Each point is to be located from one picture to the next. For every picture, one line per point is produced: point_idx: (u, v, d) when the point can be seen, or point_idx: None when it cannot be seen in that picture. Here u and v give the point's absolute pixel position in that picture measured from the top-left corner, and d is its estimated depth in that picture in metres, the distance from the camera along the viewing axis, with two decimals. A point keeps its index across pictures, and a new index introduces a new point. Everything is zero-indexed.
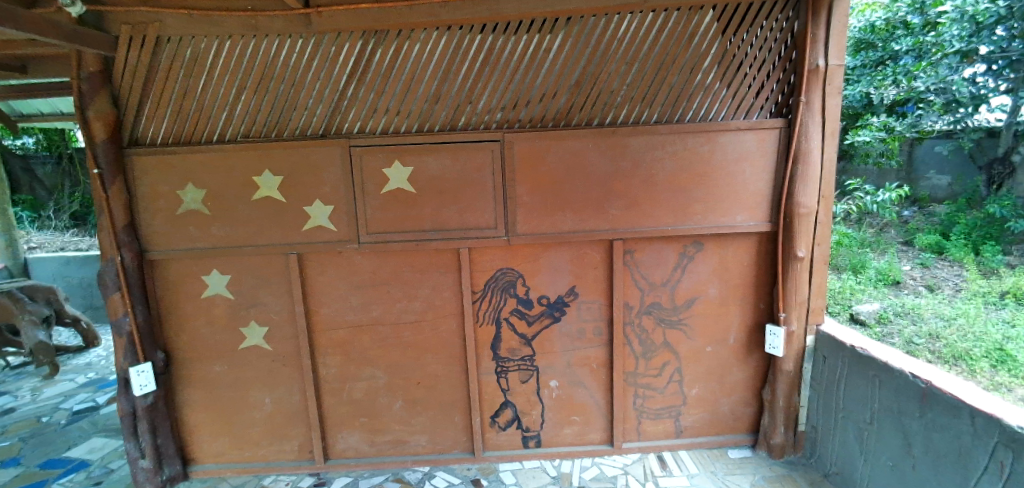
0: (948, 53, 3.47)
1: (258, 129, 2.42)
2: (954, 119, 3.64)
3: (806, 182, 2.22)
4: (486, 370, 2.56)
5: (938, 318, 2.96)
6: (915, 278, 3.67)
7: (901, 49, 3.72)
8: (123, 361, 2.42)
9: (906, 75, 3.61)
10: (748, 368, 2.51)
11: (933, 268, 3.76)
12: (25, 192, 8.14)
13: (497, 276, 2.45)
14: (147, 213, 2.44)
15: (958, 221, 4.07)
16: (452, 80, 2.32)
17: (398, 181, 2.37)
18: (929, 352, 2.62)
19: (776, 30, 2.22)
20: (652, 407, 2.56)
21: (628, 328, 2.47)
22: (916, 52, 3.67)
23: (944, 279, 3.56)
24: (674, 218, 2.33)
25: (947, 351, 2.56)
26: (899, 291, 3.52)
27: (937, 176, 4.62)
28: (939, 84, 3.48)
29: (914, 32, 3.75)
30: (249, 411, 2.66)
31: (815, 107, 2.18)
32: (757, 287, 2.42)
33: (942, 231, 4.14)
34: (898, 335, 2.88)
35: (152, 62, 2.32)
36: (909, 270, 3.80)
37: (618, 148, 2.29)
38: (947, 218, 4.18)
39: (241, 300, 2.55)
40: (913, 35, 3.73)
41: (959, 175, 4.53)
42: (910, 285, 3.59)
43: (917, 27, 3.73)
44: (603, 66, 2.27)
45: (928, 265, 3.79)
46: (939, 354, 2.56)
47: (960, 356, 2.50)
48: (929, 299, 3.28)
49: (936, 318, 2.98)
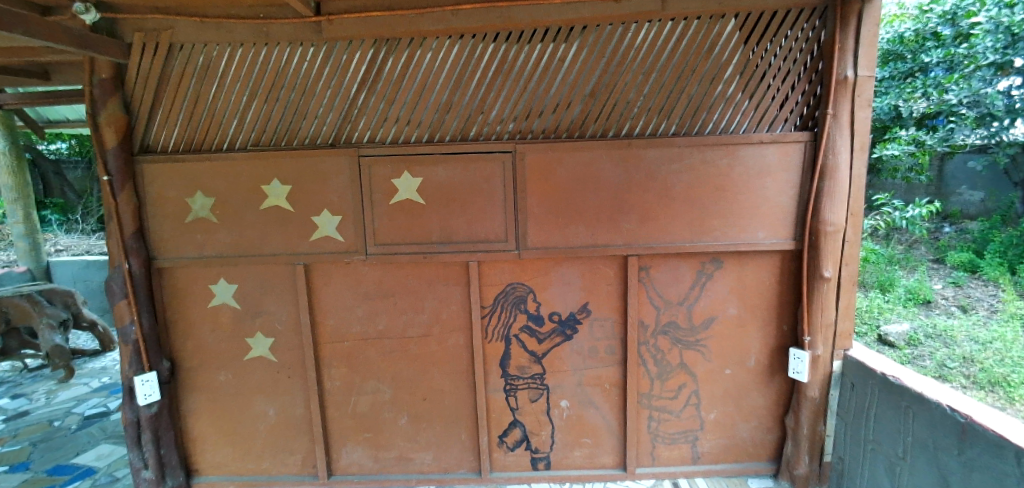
0: (981, 66, 3.31)
1: (268, 137, 2.40)
2: (989, 134, 3.40)
3: (834, 198, 2.08)
4: (495, 388, 2.47)
5: (973, 341, 2.79)
6: (947, 298, 3.49)
7: (931, 61, 3.58)
8: (128, 370, 2.40)
9: (938, 88, 3.50)
10: (770, 393, 2.38)
11: (966, 287, 3.58)
12: (55, 195, 8.07)
13: (507, 290, 2.38)
14: (156, 220, 2.43)
15: (992, 238, 3.87)
16: (464, 89, 2.27)
17: (407, 191, 2.32)
18: (963, 376, 2.47)
19: (802, 40, 2.12)
20: (667, 431, 2.45)
21: (642, 347, 2.36)
22: (946, 64, 3.54)
23: (978, 299, 3.38)
24: (692, 233, 2.23)
25: (983, 376, 2.41)
26: (930, 311, 3.33)
27: (970, 192, 4.40)
28: (971, 97, 3.33)
29: (945, 43, 3.60)
30: (252, 422, 2.62)
31: (843, 120, 2.06)
32: (780, 308, 2.29)
33: (976, 248, 3.94)
34: (929, 357, 2.71)
35: (165, 69, 2.33)
36: (941, 289, 3.62)
37: (632, 160, 2.21)
38: (980, 236, 3.98)
39: (247, 309, 2.51)
40: (944, 46, 3.59)
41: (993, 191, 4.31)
42: (942, 305, 3.41)
43: (948, 39, 3.59)
44: (619, 76, 2.20)
45: (961, 284, 3.61)
46: (974, 379, 2.42)
47: (997, 382, 2.36)
48: (963, 321, 3.10)
49: (970, 341, 2.81)
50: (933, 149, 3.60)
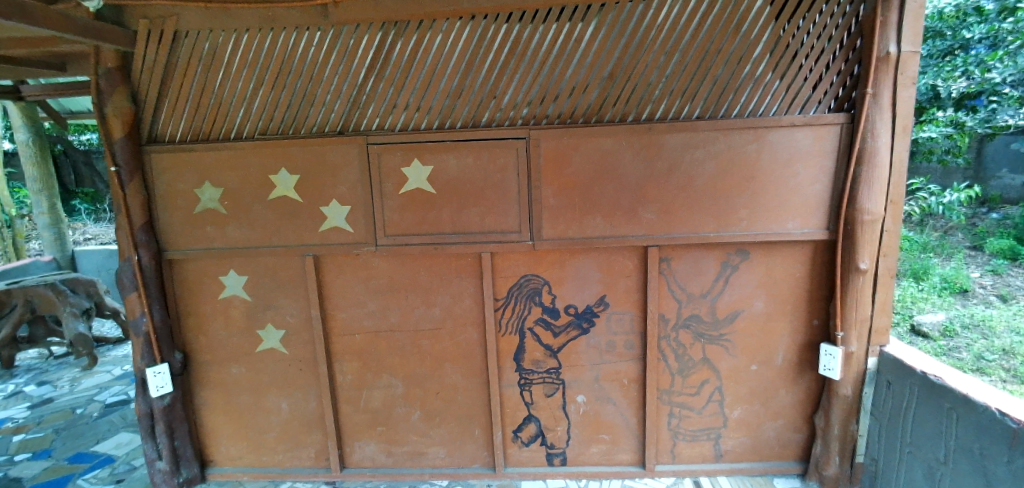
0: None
1: (275, 126, 2.33)
2: None
3: (873, 185, 1.93)
4: (509, 383, 2.40)
5: (1013, 332, 2.65)
6: (986, 287, 3.30)
7: (973, 37, 3.35)
8: (141, 361, 2.40)
9: (980, 66, 3.27)
10: (798, 390, 2.26)
11: (1006, 275, 3.41)
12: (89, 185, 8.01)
13: (521, 283, 2.29)
14: (165, 212, 2.40)
15: None
16: (476, 74, 2.17)
17: (417, 181, 2.24)
18: (1003, 370, 2.39)
19: (839, 14, 1.97)
20: (688, 429, 2.35)
21: (663, 342, 2.27)
22: (990, 40, 3.29)
23: (1019, 288, 3.18)
24: (717, 224, 2.11)
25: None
26: (967, 301, 3.17)
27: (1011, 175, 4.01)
28: (1019, 75, 3.08)
29: (989, 18, 3.30)
30: (265, 415, 2.60)
31: (884, 101, 1.89)
32: (810, 302, 2.17)
33: (1017, 234, 3.67)
34: (966, 349, 2.62)
35: (170, 57, 2.28)
36: (979, 277, 3.46)
37: (654, 147, 2.09)
38: (1020, 220, 3.67)
39: (258, 302, 2.48)
40: (987, 21, 3.30)
41: None
42: (980, 294, 3.23)
43: (992, 13, 3.28)
44: (639, 57, 2.08)
45: (1001, 272, 3.44)
46: (1014, 372, 2.34)
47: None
48: (1002, 311, 2.93)
49: (1010, 332, 2.66)
50: (972, 132, 3.32)
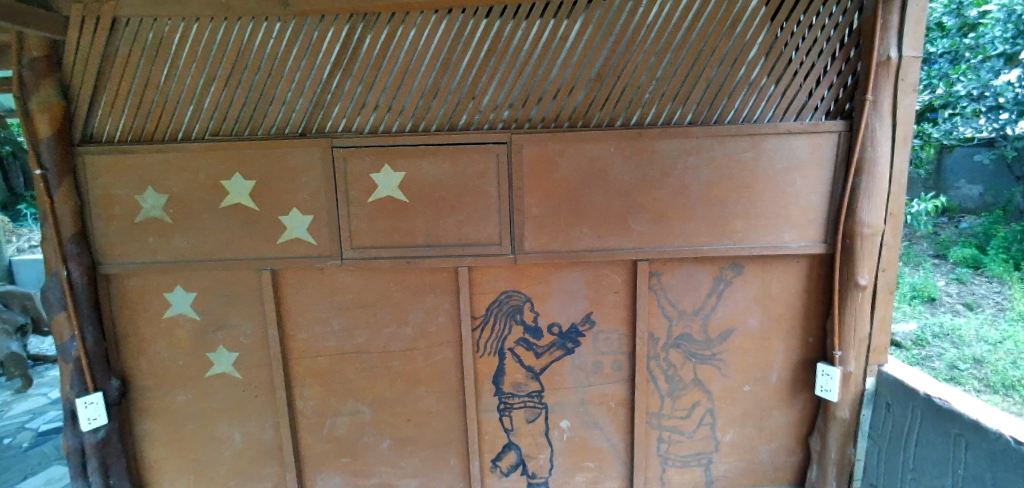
0: (991, 56, 3.04)
1: (229, 126, 2.11)
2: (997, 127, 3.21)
3: (873, 196, 1.84)
4: (488, 408, 2.21)
5: (983, 341, 2.63)
6: (952, 295, 3.31)
7: (934, 52, 3.33)
8: (70, 391, 2.12)
9: (943, 79, 3.26)
10: (793, 412, 2.14)
11: (970, 284, 3.40)
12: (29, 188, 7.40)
13: (501, 299, 2.11)
14: (102, 221, 2.14)
15: (994, 234, 3.65)
16: (452, 72, 2.00)
17: (388, 188, 2.04)
18: (976, 379, 2.35)
19: (835, 18, 1.88)
20: (678, 454, 2.20)
21: (652, 362, 2.12)
22: (951, 55, 3.26)
23: (984, 297, 3.20)
24: (709, 236, 1.98)
25: (996, 379, 2.30)
26: (935, 310, 3.16)
27: (968, 186, 4.14)
28: (981, 89, 3.08)
29: (949, 34, 3.28)
30: (216, 446, 2.34)
31: (884, 108, 1.81)
32: (806, 319, 2.05)
33: (978, 244, 3.74)
34: (938, 358, 2.59)
35: (108, 47, 2.03)
36: (945, 286, 3.45)
37: (643, 154, 1.95)
38: (982, 230, 3.77)
39: (209, 321, 2.23)
40: (949, 37, 3.29)
41: (992, 185, 4.02)
42: (947, 302, 3.22)
43: (953, 29, 3.27)
44: (628, 58, 1.95)
45: (965, 281, 3.43)
46: (986, 382, 2.31)
47: (1013, 385, 2.24)
48: (970, 320, 2.93)
49: (980, 341, 2.65)
50: (936, 141, 3.47)
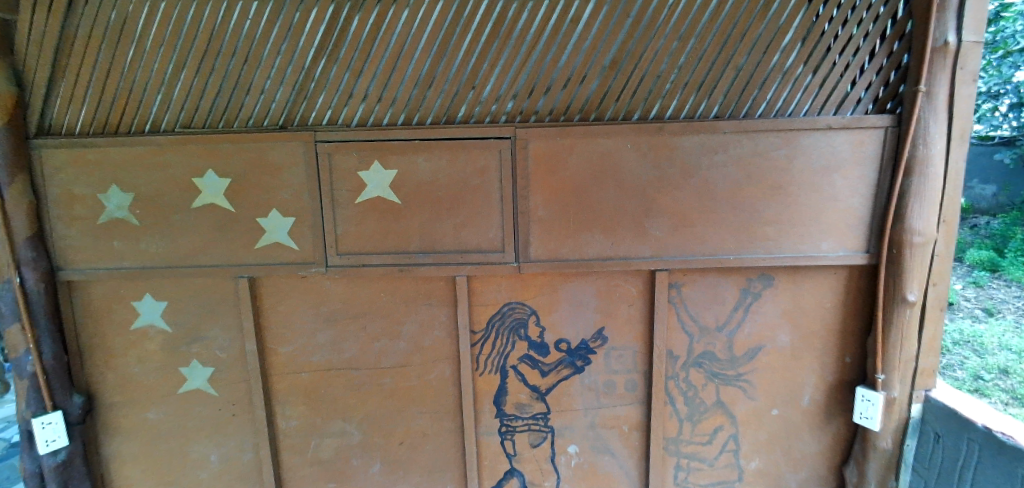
0: (1012, 52, 3.08)
1: (202, 117, 1.90)
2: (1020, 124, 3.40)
3: (924, 202, 1.61)
4: (488, 430, 2.01)
5: (1007, 349, 2.41)
6: (970, 300, 3.07)
7: None
8: (26, 410, 1.91)
9: None
10: (826, 439, 1.93)
11: (988, 288, 3.15)
12: None
13: (503, 312, 1.91)
14: (62, 221, 1.93)
15: (1012, 236, 3.45)
16: (449, 58, 1.79)
17: (378, 187, 1.83)
18: (1002, 392, 2.13)
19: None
20: (698, 483, 2.00)
21: (670, 382, 1.91)
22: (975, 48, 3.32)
23: (1003, 302, 2.96)
24: (737, 243, 1.76)
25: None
26: (953, 316, 2.91)
27: (981, 186, 4.04)
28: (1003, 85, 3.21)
29: None
30: (191, 468, 2.13)
31: (940, 101, 1.59)
32: (843, 336, 1.83)
33: (995, 245, 3.50)
34: (960, 367, 2.36)
35: (66, 27, 1.82)
36: (961, 289, 3.20)
37: (663, 151, 1.73)
38: (1000, 232, 3.56)
39: (180, 333, 2.02)
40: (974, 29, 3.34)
41: (1006, 185, 3.91)
42: (965, 307, 2.99)
43: None
44: (647, 43, 1.73)
45: (982, 285, 3.19)
46: (1014, 395, 2.08)
47: None
48: (992, 327, 2.70)
49: (1004, 349, 2.42)
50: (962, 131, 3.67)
